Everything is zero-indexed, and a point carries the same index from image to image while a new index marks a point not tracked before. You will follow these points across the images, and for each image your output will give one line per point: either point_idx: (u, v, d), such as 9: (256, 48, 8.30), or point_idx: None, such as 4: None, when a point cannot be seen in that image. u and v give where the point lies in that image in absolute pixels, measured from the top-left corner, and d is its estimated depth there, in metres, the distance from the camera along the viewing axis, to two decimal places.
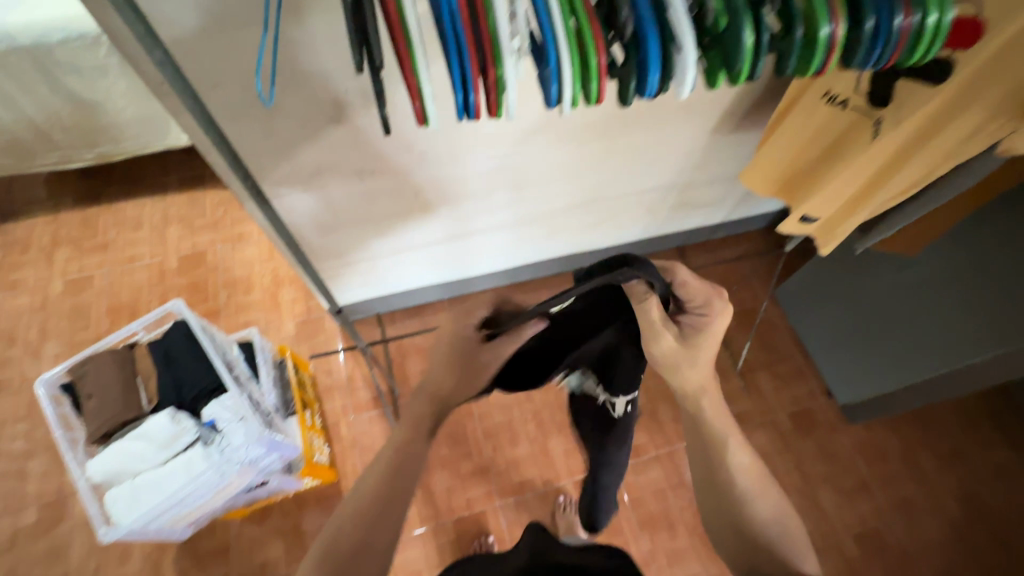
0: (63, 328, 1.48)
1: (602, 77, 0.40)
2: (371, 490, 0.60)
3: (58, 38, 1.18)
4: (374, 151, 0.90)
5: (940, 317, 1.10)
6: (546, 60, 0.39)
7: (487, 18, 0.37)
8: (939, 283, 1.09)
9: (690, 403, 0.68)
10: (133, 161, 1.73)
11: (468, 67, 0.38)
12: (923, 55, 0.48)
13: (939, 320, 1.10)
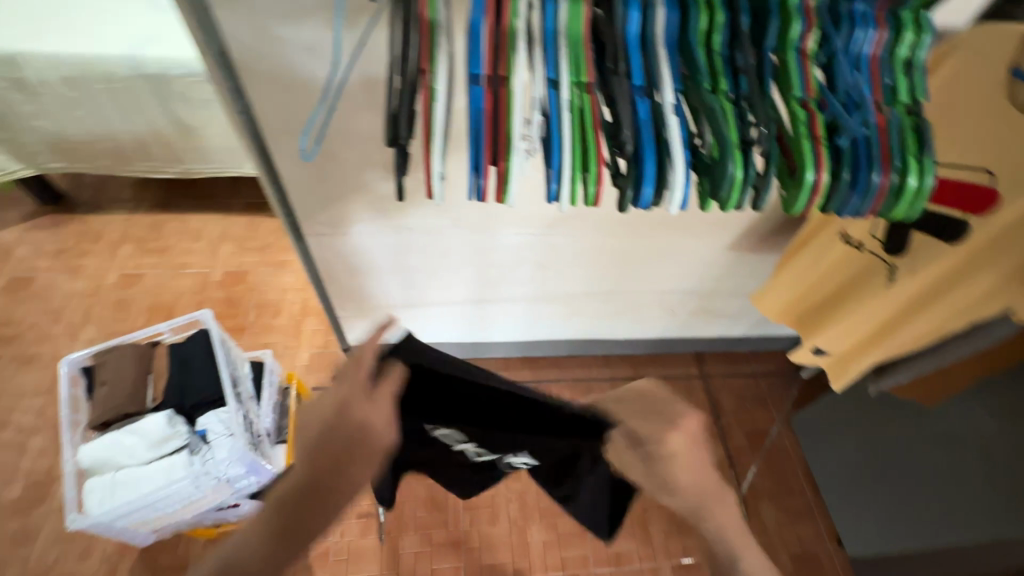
0: (104, 317, 1.58)
1: (599, 184, 0.44)
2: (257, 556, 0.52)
3: (180, 71, 1.39)
4: (413, 209, 0.98)
5: (964, 478, 1.03)
6: (552, 162, 0.44)
7: (506, 120, 0.43)
8: (963, 441, 1.03)
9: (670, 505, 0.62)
10: (209, 182, 1.92)
11: (483, 155, 0.43)
12: (907, 214, 0.52)
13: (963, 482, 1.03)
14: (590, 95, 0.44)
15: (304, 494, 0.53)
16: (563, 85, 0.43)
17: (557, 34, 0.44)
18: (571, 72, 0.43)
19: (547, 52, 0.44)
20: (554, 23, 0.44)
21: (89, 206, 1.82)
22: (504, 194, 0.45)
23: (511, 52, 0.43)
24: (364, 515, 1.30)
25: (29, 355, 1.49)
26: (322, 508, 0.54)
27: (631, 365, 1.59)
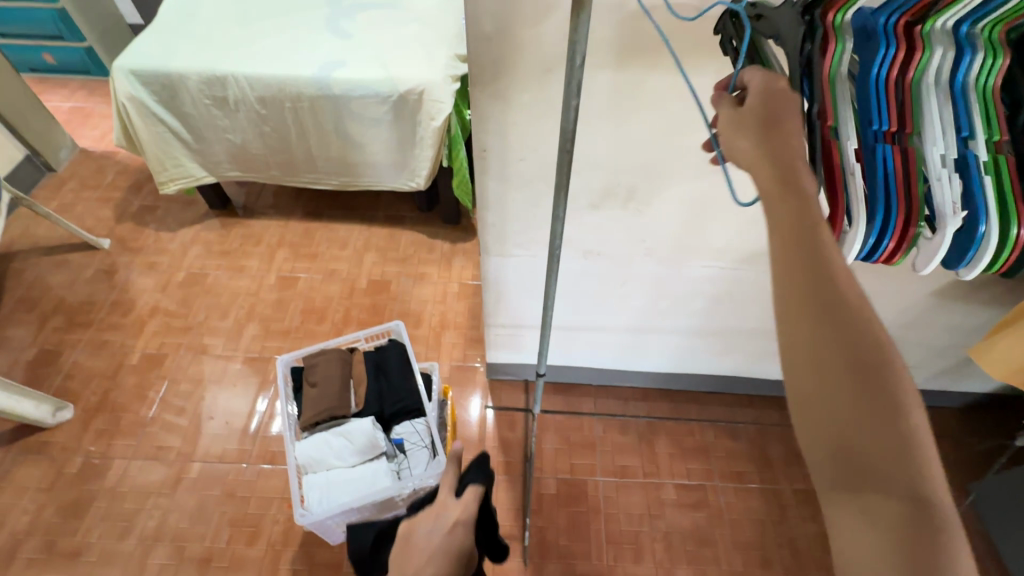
0: (265, 315, 1.71)
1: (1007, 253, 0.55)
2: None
3: (360, 92, 1.49)
4: (610, 236, 0.98)
5: None
6: (975, 223, 0.53)
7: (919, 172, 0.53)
8: None
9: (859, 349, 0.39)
10: (354, 196, 2.04)
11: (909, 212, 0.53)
12: None
13: None
14: (1000, 155, 0.53)
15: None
16: (977, 143, 0.53)
17: (966, 84, 0.53)
18: (985, 129, 0.53)
19: (959, 108, 0.53)
20: (965, 77, 0.52)
21: (251, 211, 1.99)
22: (905, 253, 0.56)
23: (923, 108, 0.53)
24: (508, 536, 1.29)
25: (202, 346, 1.64)
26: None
27: (778, 408, 1.50)
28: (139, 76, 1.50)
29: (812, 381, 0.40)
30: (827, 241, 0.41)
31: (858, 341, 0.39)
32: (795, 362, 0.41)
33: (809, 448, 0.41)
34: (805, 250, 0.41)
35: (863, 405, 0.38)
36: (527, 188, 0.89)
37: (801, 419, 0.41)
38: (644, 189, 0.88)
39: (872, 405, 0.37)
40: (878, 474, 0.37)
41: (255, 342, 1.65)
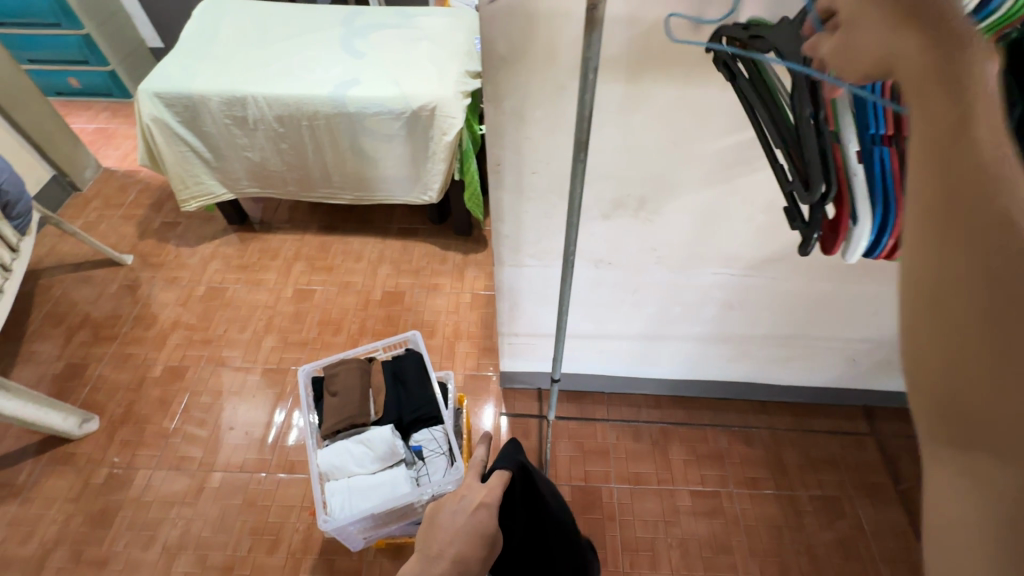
0: (283, 327, 1.75)
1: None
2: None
3: (374, 109, 1.53)
4: (620, 244, 1.01)
5: None
6: None
7: None
8: None
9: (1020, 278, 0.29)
10: (368, 209, 2.09)
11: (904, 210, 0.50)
12: None
13: None
14: None
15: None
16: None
17: None
18: None
19: None
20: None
21: (267, 226, 2.04)
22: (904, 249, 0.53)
23: None
24: None
25: (222, 358, 1.68)
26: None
27: (791, 413, 1.51)
28: (163, 98, 1.56)
29: (932, 322, 0.33)
30: (990, 153, 0.31)
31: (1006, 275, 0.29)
32: (913, 290, 0.35)
33: (919, 394, 0.36)
34: (941, 168, 0.33)
35: (969, 343, 0.31)
36: (540, 200, 0.92)
37: (909, 351, 0.36)
38: (653, 199, 0.91)
39: (991, 363, 0.30)
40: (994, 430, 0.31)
41: (274, 353, 1.68)
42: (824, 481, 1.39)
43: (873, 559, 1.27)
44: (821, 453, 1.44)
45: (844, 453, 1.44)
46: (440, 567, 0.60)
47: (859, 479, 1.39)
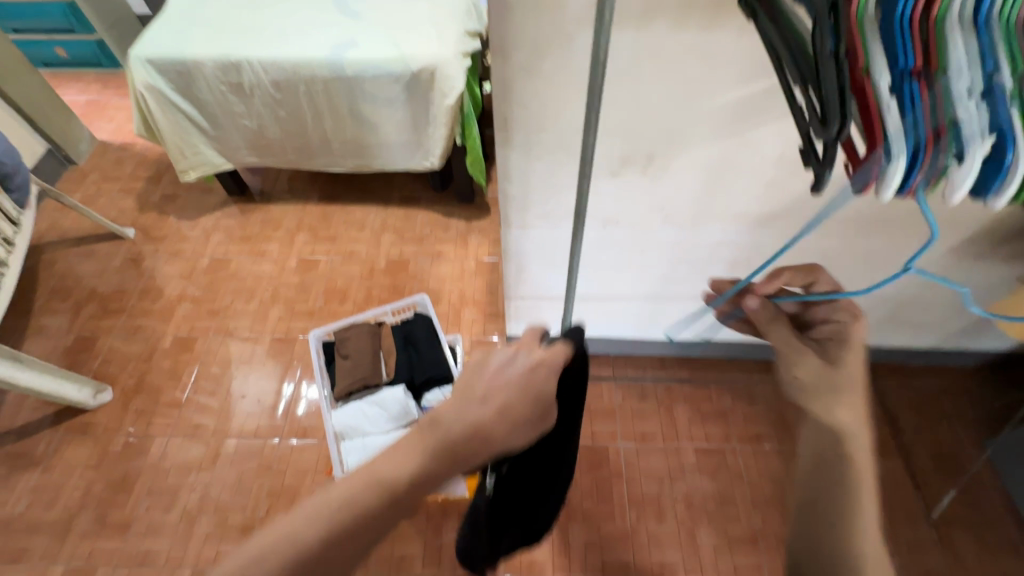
0: (289, 297, 1.75)
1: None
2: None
3: (372, 73, 1.50)
4: (628, 202, 1.00)
5: None
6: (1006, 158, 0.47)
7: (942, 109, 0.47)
8: None
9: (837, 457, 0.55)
10: (368, 177, 2.07)
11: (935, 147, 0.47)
12: None
13: None
14: None
15: (439, 474, 0.52)
16: (1006, 76, 0.45)
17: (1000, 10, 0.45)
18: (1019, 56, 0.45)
19: (988, 38, 0.45)
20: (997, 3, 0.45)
21: (267, 196, 2.03)
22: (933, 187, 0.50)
23: (953, 39, 0.45)
24: None
25: (230, 329, 1.69)
26: (391, 510, 0.50)
27: None
28: (156, 65, 1.53)
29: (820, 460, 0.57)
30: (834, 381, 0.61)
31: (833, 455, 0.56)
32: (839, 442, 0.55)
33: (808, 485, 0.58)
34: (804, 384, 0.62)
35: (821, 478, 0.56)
36: (546, 158, 0.90)
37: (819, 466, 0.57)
38: (663, 155, 0.89)
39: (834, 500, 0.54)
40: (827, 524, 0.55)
41: (282, 323, 1.70)
42: None
43: None
44: None
45: None
46: (485, 413, 0.53)
47: None
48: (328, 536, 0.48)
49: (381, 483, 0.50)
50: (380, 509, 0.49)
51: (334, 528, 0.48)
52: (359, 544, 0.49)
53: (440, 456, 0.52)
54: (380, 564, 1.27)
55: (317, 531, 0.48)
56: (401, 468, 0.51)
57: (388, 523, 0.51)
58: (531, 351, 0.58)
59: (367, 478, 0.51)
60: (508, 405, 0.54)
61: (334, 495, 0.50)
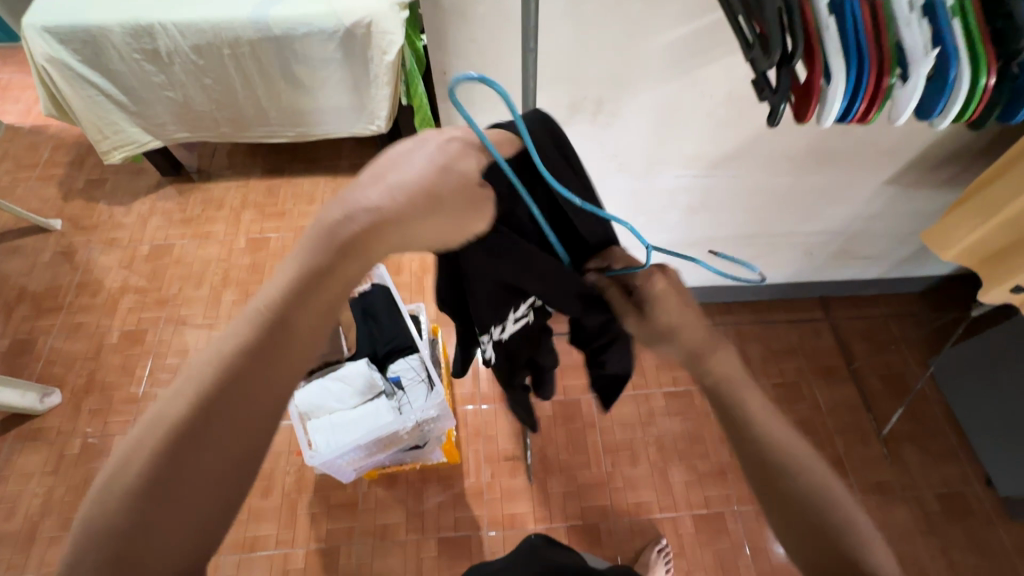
0: (242, 280, 1.68)
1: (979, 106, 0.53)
2: (198, 506, 0.35)
3: (302, 30, 1.39)
4: (579, 153, 0.97)
5: None
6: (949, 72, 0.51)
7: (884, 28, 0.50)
8: None
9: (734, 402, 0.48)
10: (314, 146, 1.96)
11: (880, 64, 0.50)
12: None
13: None
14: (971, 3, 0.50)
15: (332, 285, 0.38)
16: None
17: None
18: None
19: None
20: None
21: (205, 174, 1.90)
22: (880, 110, 0.53)
23: None
24: (512, 458, 1.37)
25: (182, 317, 1.61)
26: (286, 347, 0.37)
27: (753, 310, 1.58)
28: (55, 33, 1.37)
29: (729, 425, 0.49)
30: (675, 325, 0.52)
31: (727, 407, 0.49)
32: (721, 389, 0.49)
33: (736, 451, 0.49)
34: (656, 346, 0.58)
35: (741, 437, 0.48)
36: (493, 112, 0.86)
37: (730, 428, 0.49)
38: (612, 100, 0.86)
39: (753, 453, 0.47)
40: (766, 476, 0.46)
41: (237, 307, 1.63)
42: (784, 368, 1.49)
43: (829, 432, 1.40)
44: (782, 344, 1.53)
45: (802, 342, 1.53)
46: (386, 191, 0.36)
47: (816, 363, 1.50)
48: (204, 401, 0.35)
49: (264, 311, 0.37)
50: (266, 343, 0.36)
51: (213, 386, 0.35)
52: (256, 405, 0.37)
53: (330, 261, 0.36)
54: (364, 535, 1.28)
55: (191, 395, 0.35)
56: (282, 285, 0.37)
57: (285, 364, 0.37)
58: (450, 138, 0.39)
59: (249, 313, 0.37)
60: (408, 185, 0.36)
61: (213, 351, 0.37)
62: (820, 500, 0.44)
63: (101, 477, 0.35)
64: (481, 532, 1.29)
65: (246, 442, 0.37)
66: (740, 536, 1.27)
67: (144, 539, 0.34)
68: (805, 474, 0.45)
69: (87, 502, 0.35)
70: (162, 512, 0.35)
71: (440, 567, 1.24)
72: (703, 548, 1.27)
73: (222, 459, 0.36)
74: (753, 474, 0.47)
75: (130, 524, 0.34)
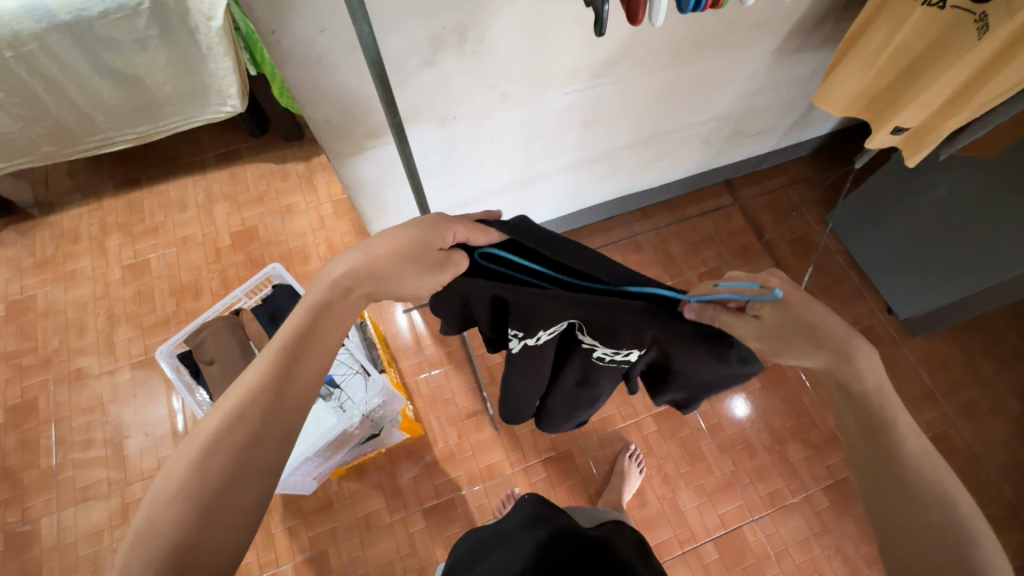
0: (131, 313, 1.49)
1: None
2: (245, 506, 0.44)
3: (98, 10, 1.14)
4: (457, 92, 0.90)
5: (998, 232, 1.17)
6: None
7: None
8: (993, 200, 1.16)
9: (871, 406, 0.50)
10: (167, 143, 1.71)
11: None
12: None
13: (998, 238, 1.17)
14: None
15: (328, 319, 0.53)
16: None
17: None
18: None
19: None
20: None
21: (45, 205, 1.62)
22: None
23: None
24: (474, 414, 1.37)
25: (73, 372, 1.43)
26: (300, 368, 0.50)
27: (669, 210, 1.63)
28: None
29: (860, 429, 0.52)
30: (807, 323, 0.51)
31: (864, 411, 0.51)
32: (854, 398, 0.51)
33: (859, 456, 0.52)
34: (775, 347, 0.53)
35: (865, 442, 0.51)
36: (347, 67, 0.76)
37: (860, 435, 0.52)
38: (474, 26, 0.78)
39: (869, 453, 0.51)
40: (886, 478, 0.49)
41: (135, 344, 1.45)
42: (705, 258, 1.56)
43: None
44: (699, 235, 1.59)
45: (717, 229, 1.61)
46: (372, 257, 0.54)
47: (731, 245, 1.58)
48: (242, 421, 0.46)
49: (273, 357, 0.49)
50: (286, 366, 0.49)
51: (243, 412, 0.46)
52: (281, 413, 0.48)
53: (316, 312, 0.52)
54: (348, 530, 1.26)
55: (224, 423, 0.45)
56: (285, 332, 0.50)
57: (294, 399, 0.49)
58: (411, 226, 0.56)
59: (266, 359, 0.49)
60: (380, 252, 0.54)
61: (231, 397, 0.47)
62: (954, 525, 0.45)
63: (148, 505, 0.42)
64: (462, 491, 1.30)
65: (272, 447, 0.47)
66: (696, 420, 1.37)
67: (205, 539, 0.42)
68: (940, 500, 0.46)
69: (134, 532, 0.41)
70: (217, 517, 0.43)
71: (432, 535, 1.26)
72: (667, 440, 1.35)
73: (260, 465, 0.46)
74: (893, 486, 0.48)
75: (189, 535, 0.41)
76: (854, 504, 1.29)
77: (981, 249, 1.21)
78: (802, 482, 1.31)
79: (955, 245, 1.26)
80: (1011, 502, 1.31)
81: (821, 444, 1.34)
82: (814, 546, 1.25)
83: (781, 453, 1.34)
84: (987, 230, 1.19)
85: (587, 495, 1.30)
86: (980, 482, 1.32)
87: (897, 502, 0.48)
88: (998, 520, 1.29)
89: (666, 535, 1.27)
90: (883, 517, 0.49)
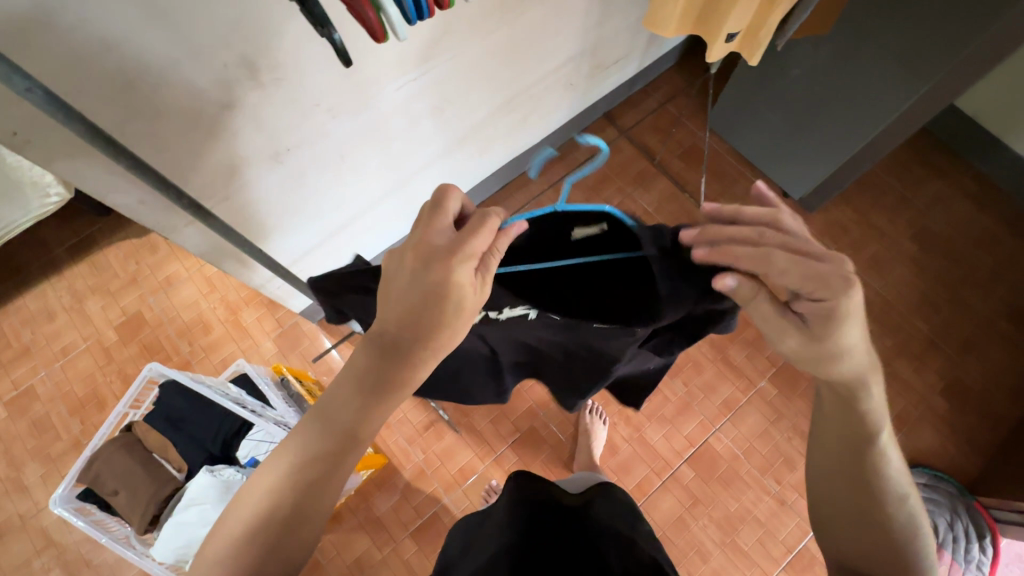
0: (34, 449, 1.35)
1: None
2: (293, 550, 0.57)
3: None
4: (277, 124, 0.81)
5: (852, 97, 1.21)
6: None
7: None
8: (841, 70, 1.19)
9: (855, 415, 0.57)
10: (5, 251, 1.50)
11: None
12: None
13: (854, 103, 1.22)
14: None
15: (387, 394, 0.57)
16: None
17: None
18: None
19: None
20: None
21: None
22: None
23: None
24: (432, 424, 1.35)
25: None
26: (342, 460, 0.58)
27: (559, 161, 1.60)
28: None
29: (846, 446, 0.58)
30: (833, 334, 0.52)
31: (852, 434, 0.57)
32: (852, 426, 0.57)
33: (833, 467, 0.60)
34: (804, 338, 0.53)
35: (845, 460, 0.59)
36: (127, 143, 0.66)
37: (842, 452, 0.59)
38: (261, 54, 0.69)
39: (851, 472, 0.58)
40: (865, 494, 0.58)
41: (51, 480, 1.32)
42: (607, 197, 1.56)
43: None
44: (595, 176, 1.58)
45: (609, 165, 1.60)
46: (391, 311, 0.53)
47: (628, 175, 1.58)
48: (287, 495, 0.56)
49: (331, 427, 0.58)
50: (336, 444, 0.58)
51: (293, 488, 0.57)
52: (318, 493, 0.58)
53: (372, 387, 0.56)
54: None
55: (278, 488, 0.56)
56: (349, 408, 0.57)
57: (353, 456, 0.59)
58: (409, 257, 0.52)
59: (326, 430, 0.58)
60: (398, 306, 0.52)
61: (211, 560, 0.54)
62: (907, 520, 0.57)
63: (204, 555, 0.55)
64: (443, 501, 1.30)
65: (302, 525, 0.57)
66: None
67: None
68: (900, 503, 0.57)
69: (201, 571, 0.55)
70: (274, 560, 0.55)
71: (427, 554, 1.25)
72: None
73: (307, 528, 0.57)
74: (858, 498, 0.58)
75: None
76: (798, 383, 1.37)
77: (843, 117, 1.26)
78: (750, 380, 1.38)
79: (822, 118, 1.30)
80: (927, 335, 1.43)
81: (757, 339, 1.41)
82: (774, 433, 1.34)
83: (724, 359, 1.40)
84: (844, 98, 1.23)
85: (562, 461, 1.33)
86: (897, 325, 1.43)
87: (866, 508, 0.57)
88: (919, 354, 1.41)
89: (644, 472, 1.32)
90: (850, 513, 0.59)
